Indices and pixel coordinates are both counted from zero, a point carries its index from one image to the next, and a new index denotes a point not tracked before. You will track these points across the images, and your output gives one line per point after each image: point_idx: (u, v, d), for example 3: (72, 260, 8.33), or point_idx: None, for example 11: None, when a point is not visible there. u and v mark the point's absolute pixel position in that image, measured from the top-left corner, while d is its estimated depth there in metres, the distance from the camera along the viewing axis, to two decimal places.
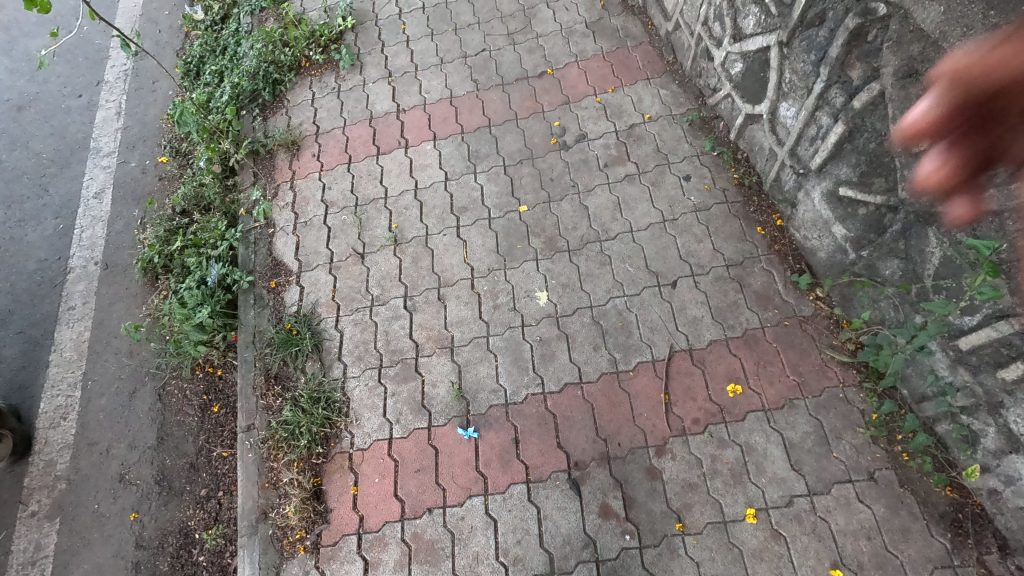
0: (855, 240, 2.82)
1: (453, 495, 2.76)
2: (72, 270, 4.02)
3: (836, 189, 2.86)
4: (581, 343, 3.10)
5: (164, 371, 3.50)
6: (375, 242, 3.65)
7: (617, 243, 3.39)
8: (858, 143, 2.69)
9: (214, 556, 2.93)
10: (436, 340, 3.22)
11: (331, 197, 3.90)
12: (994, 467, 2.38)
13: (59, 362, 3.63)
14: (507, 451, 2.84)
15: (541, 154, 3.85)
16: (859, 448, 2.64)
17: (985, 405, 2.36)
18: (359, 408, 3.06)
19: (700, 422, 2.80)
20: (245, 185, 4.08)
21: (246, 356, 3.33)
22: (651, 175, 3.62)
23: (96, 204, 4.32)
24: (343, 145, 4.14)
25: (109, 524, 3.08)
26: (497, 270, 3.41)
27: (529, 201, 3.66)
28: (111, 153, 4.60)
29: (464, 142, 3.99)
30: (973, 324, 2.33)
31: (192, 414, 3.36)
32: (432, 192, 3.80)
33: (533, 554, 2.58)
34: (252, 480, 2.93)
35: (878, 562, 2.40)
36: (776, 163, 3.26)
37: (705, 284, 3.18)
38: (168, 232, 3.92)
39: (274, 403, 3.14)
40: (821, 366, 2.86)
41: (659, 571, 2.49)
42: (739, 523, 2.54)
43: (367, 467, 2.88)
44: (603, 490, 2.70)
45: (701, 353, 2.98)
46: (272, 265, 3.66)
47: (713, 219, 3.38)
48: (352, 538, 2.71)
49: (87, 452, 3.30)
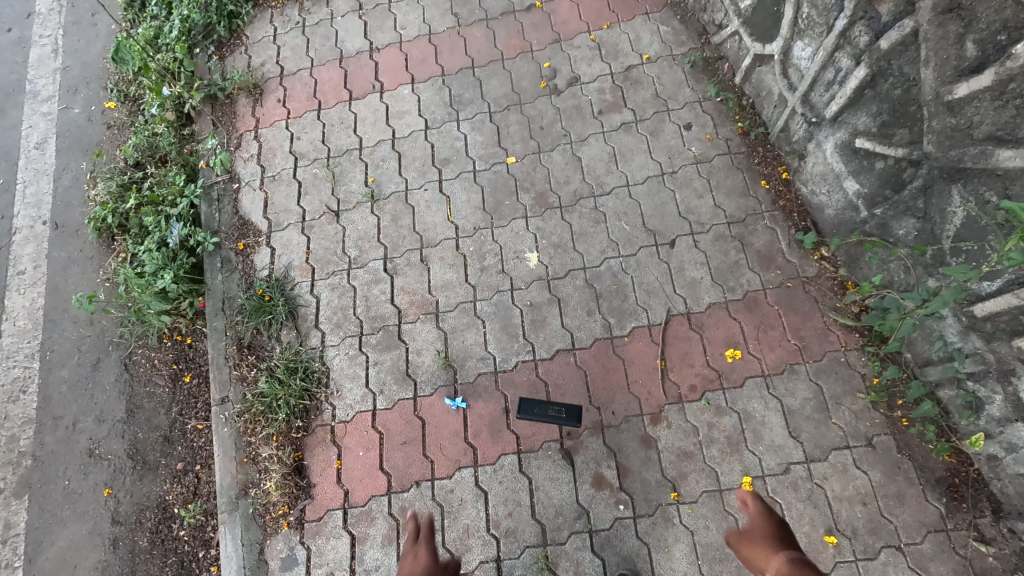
0: (868, 197, 2.64)
1: (441, 467, 2.66)
2: (19, 230, 3.67)
3: (851, 141, 2.66)
4: (574, 307, 2.93)
5: (129, 340, 3.26)
6: (349, 198, 3.36)
7: (613, 198, 3.16)
8: (881, 89, 2.47)
9: (195, 530, 2.83)
10: (420, 305, 3.02)
11: (300, 148, 3.55)
12: (997, 434, 2.32)
13: (13, 332, 3.37)
14: (497, 420, 2.72)
15: (530, 99, 3.51)
16: (858, 414, 2.57)
17: (994, 372, 2.28)
18: (340, 378, 2.89)
19: (697, 388, 2.70)
20: (204, 135, 3.70)
21: (216, 324, 3.11)
22: (649, 123, 3.33)
23: (39, 155, 3.91)
24: (310, 89, 3.74)
25: (82, 501, 2.94)
26: (483, 229, 3.17)
27: (517, 152, 3.37)
28: (51, 98, 4.12)
29: (445, 86, 3.63)
30: (992, 290, 2.21)
31: (162, 384, 3.17)
32: (411, 143, 3.48)
33: (524, 525, 2.52)
34: (228, 455, 2.79)
35: (873, 528, 2.39)
36: (784, 111, 3.01)
37: (705, 244, 2.99)
38: (122, 188, 3.56)
39: (248, 374, 2.95)
40: (823, 330, 2.74)
41: (653, 540, 2.45)
42: (733, 491, 2.50)
43: (351, 440, 2.76)
44: (597, 459, 2.61)
45: (700, 317, 2.84)
46: (238, 225, 3.37)
47: (716, 172, 3.15)
48: (338, 513, 2.62)
49: (52, 427, 3.12)
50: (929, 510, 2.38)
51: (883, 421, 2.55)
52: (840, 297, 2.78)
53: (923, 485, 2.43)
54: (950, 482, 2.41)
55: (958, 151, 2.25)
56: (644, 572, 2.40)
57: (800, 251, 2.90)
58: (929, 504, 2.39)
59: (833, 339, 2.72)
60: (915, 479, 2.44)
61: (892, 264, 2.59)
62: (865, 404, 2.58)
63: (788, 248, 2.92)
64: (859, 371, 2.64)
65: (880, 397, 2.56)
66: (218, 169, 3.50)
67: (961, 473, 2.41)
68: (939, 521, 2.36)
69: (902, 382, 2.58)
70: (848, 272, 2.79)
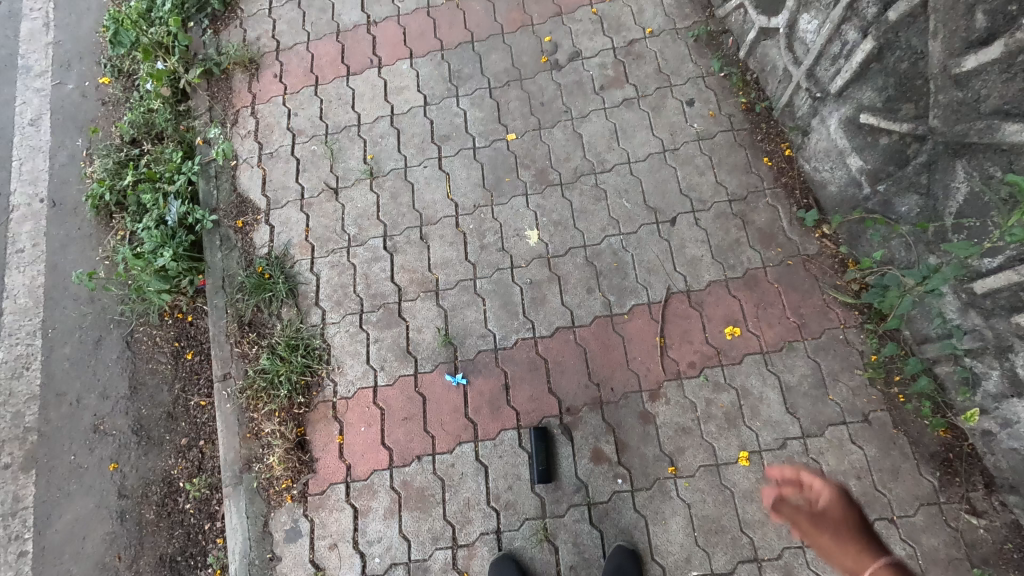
0: (872, 173, 2.63)
1: (442, 442, 2.69)
2: (16, 207, 3.65)
3: (856, 116, 2.64)
4: (574, 285, 2.93)
5: (130, 317, 3.27)
6: (348, 175, 3.33)
7: (614, 175, 3.14)
8: (888, 63, 2.46)
9: (201, 504, 2.88)
10: (420, 283, 3.02)
11: (298, 124, 3.51)
12: (992, 410, 2.34)
13: (14, 310, 3.38)
14: (497, 397, 2.75)
15: (531, 75, 3.46)
16: (856, 390, 2.59)
17: (992, 348, 2.29)
18: (341, 355, 2.91)
19: (696, 365, 2.72)
20: (200, 111, 3.64)
21: (217, 302, 3.11)
22: (651, 99, 3.29)
23: (34, 132, 3.86)
24: (307, 64, 3.68)
25: (89, 475, 2.99)
26: (483, 206, 3.16)
27: (517, 128, 3.33)
28: (44, 73, 4.06)
29: (444, 61, 3.57)
30: (992, 267, 2.22)
31: (165, 361, 3.18)
32: (410, 119, 3.44)
33: (524, 498, 2.56)
34: (232, 430, 2.82)
35: (866, 501, 2.43)
36: (789, 86, 2.97)
37: (706, 221, 2.97)
38: (119, 165, 3.53)
39: (250, 351, 2.97)
40: (822, 307, 2.74)
41: (650, 512, 2.50)
42: (730, 466, 2.53)
43: (353, 415, 2.78)
44: (596, 435, 2.64)
45: (700, 295, 2.84)
46: (236, 202, 3.35)
47: (718, 149, 3.11)
48: (340, 487, 2.66)
49: (56, 403, 3.15)
50: (923, 483, 2.42)
51: (880, 397, 2.57)
52: (840, 274, 2.78)
53: (917, 460, 2.46)
54: (944, 457, 2.44)
55: (964, 126, 2.22)
56: (641, 543, 2.45)
57: (801, 229, 2.89)
58: (922, 478, 2.43)
59: (833, 316, 2.72)
60: (910, 454, 2.47)
61: (894, 241, 2.58)
62: (862, 380, 2.60)
63: (789, 226, 2.91)
64: (858, 348, 2.65)
65: (877, 374, 2.58)
66: (219, 158, 3.44)
67: (956, 448, 2.44)
68: (932, 495, 2.40)
69: (900, 359, 2.60)
70: (849, 250, 2.79)
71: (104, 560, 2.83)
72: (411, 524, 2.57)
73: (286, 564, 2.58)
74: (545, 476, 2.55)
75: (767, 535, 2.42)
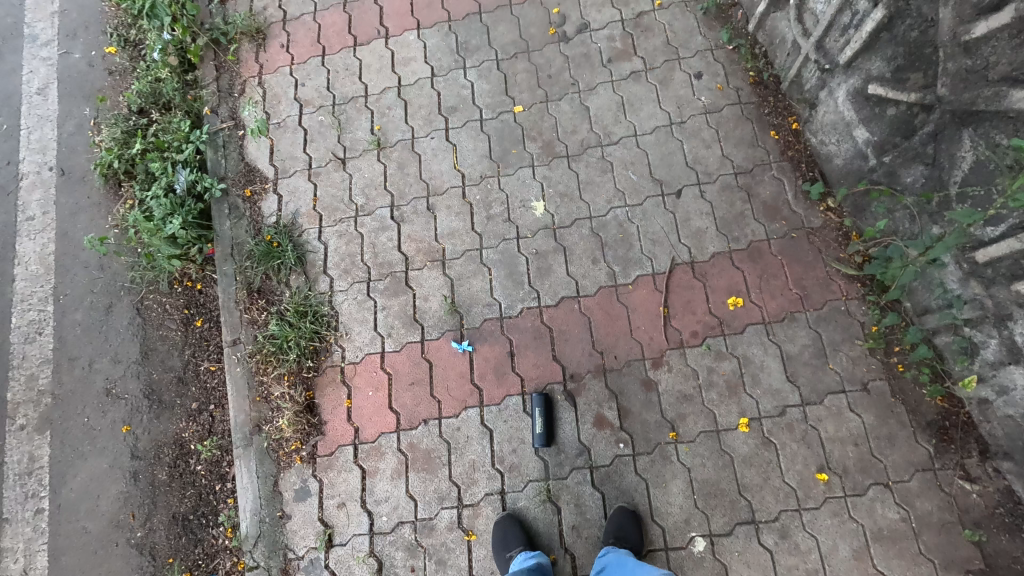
0: (877, 145, 2.65)
1: (448, 406, 2.75)
2: (25, 176, 3.67)
3: (864, 87, 2.65)
4: (579, 256, 2.96)
5: (140, 285, 3.31)
6: (356, 145, 3.35)
7: (620, 147, 3.14)
8: (898, 32, 2.48)
9: (211, 465, 2.95)
10: (427, 252, 3.05)
11: (305, 95, 3.52)
12: (989, 378, 2.38)
13: (26, 276, 3.42)
14: (502, 363, 2.80)
15: (539, 47, 3.45)
16: (856, 359, 2.64)
17: (991, 317, 2.33)
18: (349, 322, 2.95)
19: (698, 334, 2.76)
20: (207, 80, 3.64)
21: (226, 270, 3.15)
22: (659, 72, 3.28)
23: (41, 101, 3.87)
24: (314, 35, 3.67)
25: (102, 437, 3.06)
26: (489, 177, 3.17)
27: (524, 100, 3.33)
28: (50, 42, 4.05)
29: (451, 32, 3.55)
30: (995, 235, 2.25)
31: (174, 328, 3.23)
32: (417, 90, 3.44)
33: (528, 461, 2.63)
34: (242, 394, 2.88)
35: (863, 466, 2.49)
36: (797, 59, 2.97)
37: (711, 194, 2.99)
38: (126, 134, 3.54)
39: (259, 317, 3.01)
40: (825, 279, 2.77)
41: (651, 476, 2.56)
42: (730, 432, 2.59)
43: (361, 380, 2.84)
44: (599, 401, 2.69)
45: (703, 266, 2.87)
46: (244, 171, 3.37)
47: (725, 122, 3.12)
48: (348, 448, 2.73)
49: (69, 366, 3.21)
50: (918, 450, 2.48)
51: (879, 366, 2.61)
52: (843, 247, 2.80)
53: (914, 427, 2.51)
54: (940, 425, 2.49)
55: (972, 94, 2.25)
56: (642, 505, 2.52)
57: (806, 202, 2.91)
58: (918, 445, 2.49)
59: (835, 288, 2.75)
60: (907, 422, 2.52)
61: (898, 213, 2.61)
62: (862, 350, 2.64)
63: (794, 199, 2.93)
64: (859, 320, 2.69)
65: (877, 344, 2.62)
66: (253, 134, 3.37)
67: (952, 416, 2.49)
68: (927, 461, 2.46)
69: (900, 330, 2.63)
70: (854, 223, 2.81)
71: (118, 518, 2.91)
72: (418, 484, 2.64)
73: (296, 522, 2.65)
74: (546, 440, 2.61)
75: (765, 498, 2.48)
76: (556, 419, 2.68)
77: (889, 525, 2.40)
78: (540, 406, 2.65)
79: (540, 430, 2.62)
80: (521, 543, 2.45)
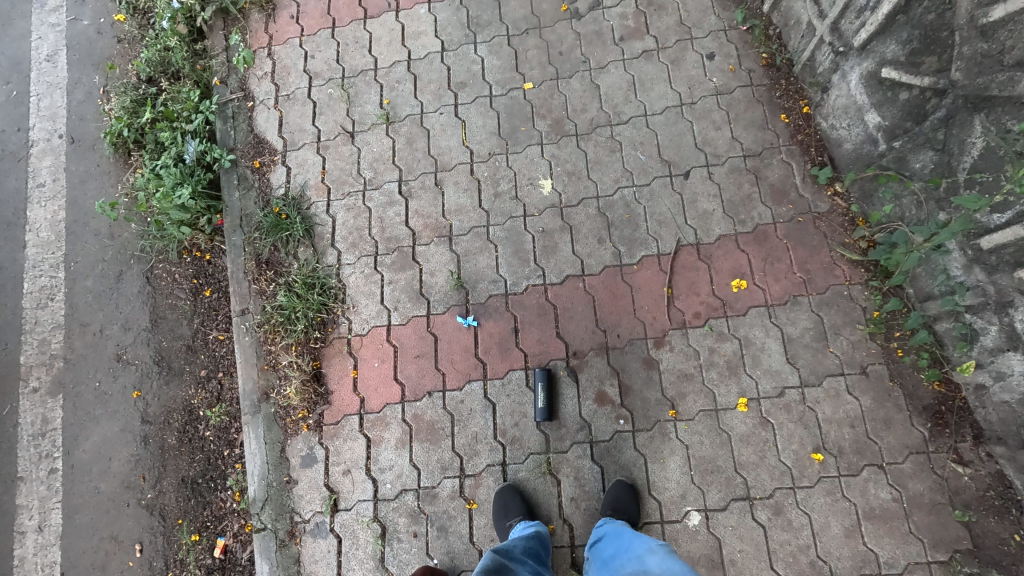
0: (888, 130, 2.65)
1: (452, 379, 2.80)
2: (35, 142, 3.69)
3: (878, 71, 2.64)
4: (585, 235, 2.97)
5: (150, 254, 3.35)
6: (365, 119, 3.34)
7: (629, 127, 3.14)
8: (914, 14, 2.47)
9: (220, 431, 3.01)
10: (434, 228, 3.07)
11: (314, 67, 3.50)
12: (987, 364, 2.41)
13: (37, 243, 3.46)
14: (506, 339, 2.84)
15: (550, 24, 3.42)
16: (856, 343, 2.67)
17: (993, 304, 2.35)
18: (357, 294, 2.99)
19: (701, 315, 2.79)
20: (216, 50, 3.62)
21: (234, 240, 3.18)
22: (671, 52, 3.25)
23: (50, 68, 3.87)
24: (324, 6, 3.64)
25: (113, 401, 3.13)
26: (498, 154, 3.17)
27: (534, 77, 3.31)
28: (59, 8, 4.02)
29: (463, 6, 3.52)
30: (1000, 222, 2.27)
31: (183, 297, 3.27)
32: (426, 65, 3.42)
33: (529, 435, 2.68)
34: (250, 362, 2.93)
35: (858, 448, 2.54)
36: (812, 41, 2.96)
37: (719, 176, 2.99)
38: (135, 103, 3.53)
39: (267, 288, 3.05)
40: (830, 264, 2.79)
41: (649, 452, 2.61)
42: (729, 412, 2.63)
43: (367, 351, 2.89)
44: (600, 378, 2.74)
45: (709, 248, 2.89)
46: (254, 142, 3.37)
47: (736, 104, 3.10)
48: (354, 417, 2.79)
49: (80, 332, 3.27)
50: (913, 434, 2.52)
51: (879, 350, 2.64)
52: (849, 232, 2.82)
53: (910, 411, 2.55)
54: (936, 409, 2.53)
55: (985, 79, 2.26)
56: (640, 480, 2.58)
57: (814, 186, 2.90)
58: (913, 429, 2.53)
59: (838, 273, 2.77)
60: (903, 406, 2.56)
61: (905, 199, 2.61)
62: (863, 334, 2.67)
63: (802, 183, 2.92)
64: (861, 305, 2.71)
65: (878, 329, 2.65)
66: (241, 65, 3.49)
67: (948, 401, 2.52)
68: (922, 444, 2.51)
69: (901, 315, 2.66)
70: (860, 208, 2.81)
71: (129, 479, 2.99)
72: (421, 454, 2.70)
73: (302, 487, 2.73)
74: (547, 415, 2.65)
75: (760, 476, 2.54)
76: (555, 395, 2.72)
77: (881, 504, 2.46)
78: (541, 381, 2.69)
79: (541, 407, 2.66)
80: (521, 512, 2.52)
